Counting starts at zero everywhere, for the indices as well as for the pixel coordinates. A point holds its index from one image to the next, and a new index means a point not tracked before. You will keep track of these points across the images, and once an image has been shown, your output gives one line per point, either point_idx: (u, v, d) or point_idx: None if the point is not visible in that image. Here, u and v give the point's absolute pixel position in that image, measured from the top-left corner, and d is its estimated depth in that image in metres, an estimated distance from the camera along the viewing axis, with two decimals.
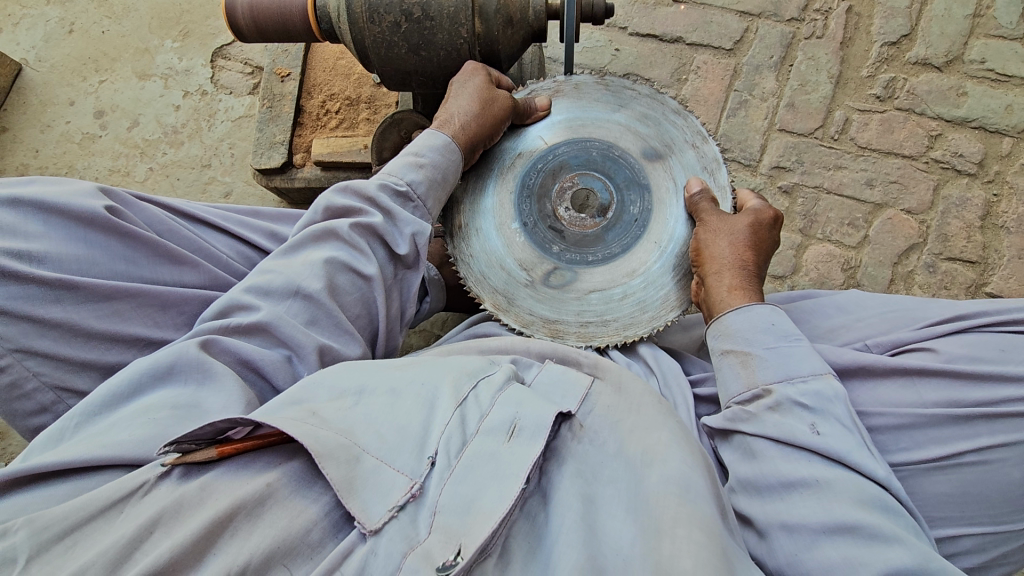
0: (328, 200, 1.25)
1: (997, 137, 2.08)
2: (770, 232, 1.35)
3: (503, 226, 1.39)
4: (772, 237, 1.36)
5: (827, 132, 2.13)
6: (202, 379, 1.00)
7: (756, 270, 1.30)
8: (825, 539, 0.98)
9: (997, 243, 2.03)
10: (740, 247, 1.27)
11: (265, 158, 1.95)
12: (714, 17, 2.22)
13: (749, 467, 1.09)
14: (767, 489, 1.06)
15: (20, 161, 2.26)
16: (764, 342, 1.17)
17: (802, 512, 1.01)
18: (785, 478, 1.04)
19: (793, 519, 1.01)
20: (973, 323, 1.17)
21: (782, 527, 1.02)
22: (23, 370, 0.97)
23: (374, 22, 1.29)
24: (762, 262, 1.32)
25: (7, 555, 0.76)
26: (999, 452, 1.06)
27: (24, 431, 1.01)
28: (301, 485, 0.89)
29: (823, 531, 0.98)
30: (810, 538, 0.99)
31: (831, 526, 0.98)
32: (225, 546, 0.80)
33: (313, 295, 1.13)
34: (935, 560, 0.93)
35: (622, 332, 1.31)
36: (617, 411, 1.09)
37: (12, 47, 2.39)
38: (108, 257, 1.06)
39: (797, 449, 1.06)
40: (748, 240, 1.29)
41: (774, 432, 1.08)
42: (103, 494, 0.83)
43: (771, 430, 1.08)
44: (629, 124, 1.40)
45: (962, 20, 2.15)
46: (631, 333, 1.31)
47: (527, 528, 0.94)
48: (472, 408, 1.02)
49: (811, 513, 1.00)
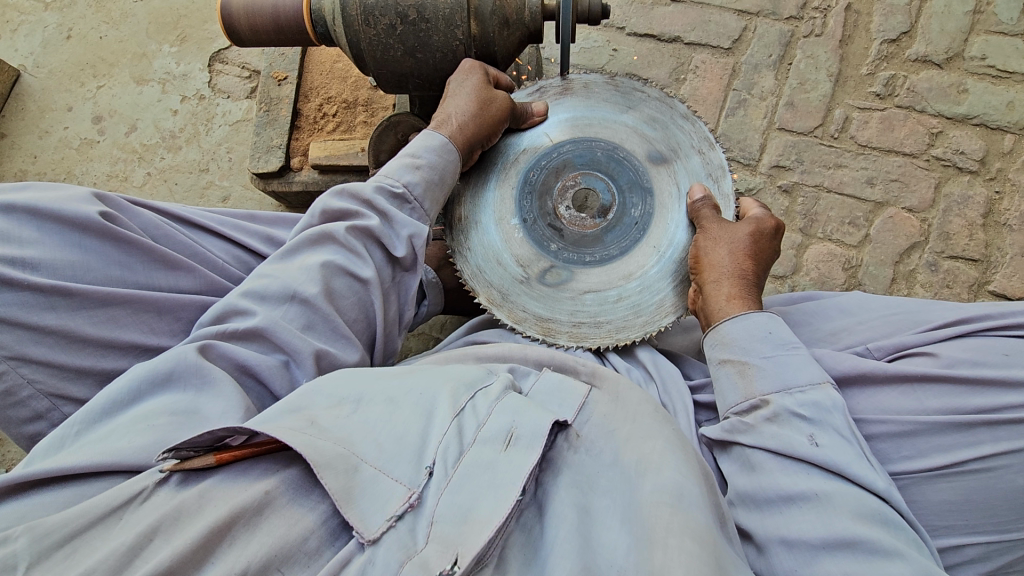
0: (325, 203, 1.24)
1: (999, 134, 2.07)
2: (770, 241, 1.34)
3: (503, 221, 1.38)
4: (772, 247, 1.35)
5: (827, 130, 2.11)
6: (201, 385, 1.00)
7: (754, 279, 1.29)
8: (825, 554, 0.97)
9: (1000, 241, 2.02)
10: (740, 256, 1.27)
11: (262, 162, 1.94)
12: (713, 15, 2.21)
13: (747, 480, 1.08)
14: (766, 503, 1.05)
15: (19, 166, 2.26)
16: (759, 352, 1.16)
17: (802, 526, 1.00)
18: (784, 492, 1.03)
19: (792, 534, 1.00)
20: (973, 326, 1.16)
21: (780, 542, 1.01)
22: (17, 378, 0.96)
23: (369, 24, 1.28)
24: (760, 272, 1.31)
25: (7, 563, 0.75)
26: (1004, 458, 1.04)
27: (19, 439, 1.00)
28: (299, 493, 0.89)
29: (823, 546, 0.97)
30: (810, 553, 0.98)
31: (830, 541, 0.96)
32: (223, 555, 0.80)
33: (309, 300, 1.12)
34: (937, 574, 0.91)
35: (615, 334, 1.31)
36: (613, 419, 1.08)
37: (10, 54, 2.39)
38: (102, 263, 1.06)
39: (796, 461, 1.05)
40: (748, 248, 1.29)
41: (773, 444, 1.06)
42: (102, 502, 0.82)
43: (769, 442, 1.07)
44: (636, 126, 1.39)
45: (962, 17, 2.14)
46: (623, 335, 1.30)
47: (522, 539, 0.93)
48: (469, 418, 1.01)
49: (811, 527, 0.99)
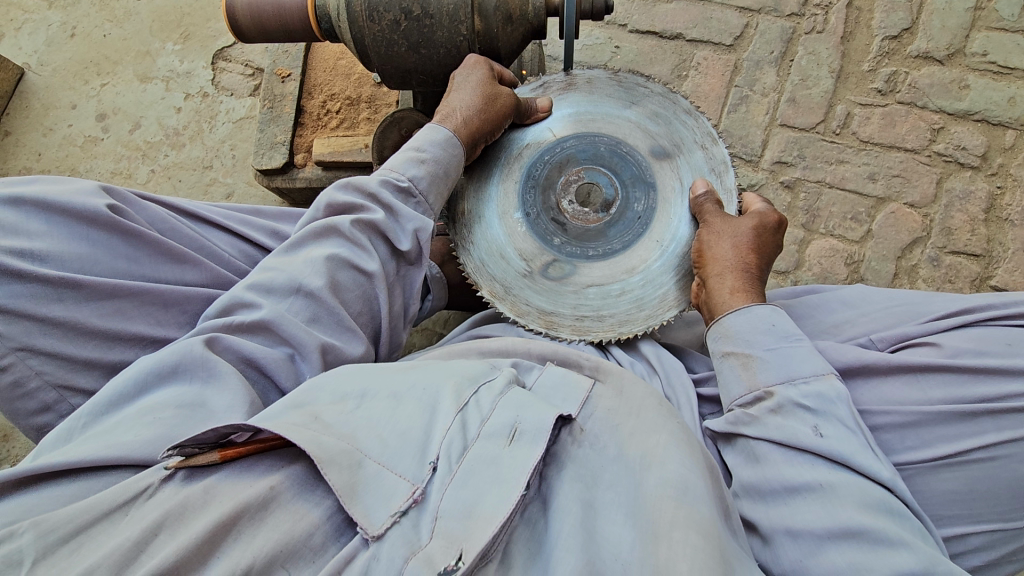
0: (330, 197, 1.25)
1: (1000, 129, 2.07)
2: (774, 235, 1.35)
3: (506, 215, 1.39)
4: (775, 241, 1.35)
5: (828, 127, 2.12)
6: (207, 377, 1.00)
7: (758, 272, 1.29)
8: (831, 544, 0.97)
9: (1002, 236, 2.02)
10: (742, 250, 1.27)
11: (266, 158, 1.95)
12: (714, 12, 2.22)
13: (752, 472, 1.09)
14: (771, 494, 1.05)
15: (23, 164, 2.27)
16: (762, 344, 1.16)
17: (808, 517, 1.00)
18: (788, 483, 1.03)
19: (797, 524, 1.00)
20: (975, 316, 1.17)
21: (785, 533, 1.01)
22: (26, 369, 0.96)
23: (373, 20, 1.28)
24: (763, 265, 1.31)
25: (13, 557, 0.76)
26: (1008, 447, 1.05)
27: (27, 430, 1.00)
28: (303, 488, 0.90)
29: (828, 537, 0.97)
30: (815, 543, 0.98)
31: (835, 532, 0.97)
32: (229, 549, 0.80)
33: (315, 292, 1.13)
34: (943, 564, 0.92)
35: (617, 327, 1.31)
36: (618, 413, 1.09)
37: (14, 52, 2.40)
38: (110, 256, 1.06)
39: (800, 452, 1.05)
40: (751, 242, 1.29)
41: (777, 436, 1.07)
42: (107, 498, 0.83)
43: (774, 434, 1.07)
44: (640, 121, 1.39)
45: (963, 13, 2.14)
46: (626, 329, 1.31)
47: (527, 533, 0.94)
48: (473, 412, 1.02)
49: (817, 518, 0.99)
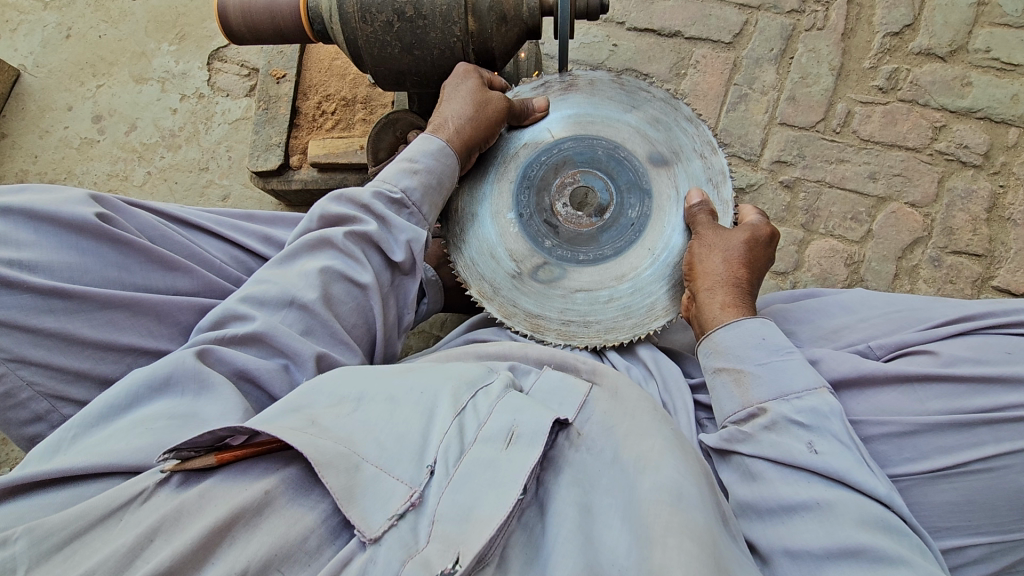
0: (324, 208, 1.24)
1: (1003, 128, 2.05)
2: (766, 249, 1.33)
3: (499, 215, 1.38)
4: (768, 254, 1.34)
5: (828, 125, 2.10)
6: (199, 390, 0.99)
7: (750, 288, 1.27)
8: (831, 564, 0.96)
9: (1004, 236, 2.00)
10: (734, 264, 1.25)
11: (262, 160, 1.94)
12: (714, 10, 2.20)
13: (748, 490, 1.08)
14: (768, 513, 1.04)
15: (20, 166, 2.27)
16: (755, 359, 1.15)
17: (806, 537, 0.99)
18: (785, 502, 1.02)
19: (796, 544, 0.99)
20: (976, 324, 1.15)
21: (784, 554, 1.00)
22: (17, 380, 0.96)
23: (366, 21, 1.27)
24: (755, 281, 1.29)
25: (6, 566, 0.75)
26: (1007, 458, 1.03)
27: (19, 440, 1.00)
28: (298, 492, 0.89)
29: (827, 556, 0.96)
30: (813, 563, 0.97)
31: (835, 551, 0.96)
32: (224, 554, 0.80)
33: (308, 305, 1.12)
34: None
35: (603, 335, 1.31)
36: (614, 416, 1.08)
37: (10, 54, 2.39)
38: (100, 265, 1.06)
39: (797, 471, 1.04)
40: (744, 257, 1.27)
41: (771, 453, 1.06)
42: (102, 503, 0.82)
43: (768, 451, 1.07)
44: (640, 126, 1.38)
45: (966, 9, 2.12)
46: (612, 337, 1.30)
47: (524, 538, 0.93)
48: (470, 418, 1.01)
49: (815, 537, 0.98)
